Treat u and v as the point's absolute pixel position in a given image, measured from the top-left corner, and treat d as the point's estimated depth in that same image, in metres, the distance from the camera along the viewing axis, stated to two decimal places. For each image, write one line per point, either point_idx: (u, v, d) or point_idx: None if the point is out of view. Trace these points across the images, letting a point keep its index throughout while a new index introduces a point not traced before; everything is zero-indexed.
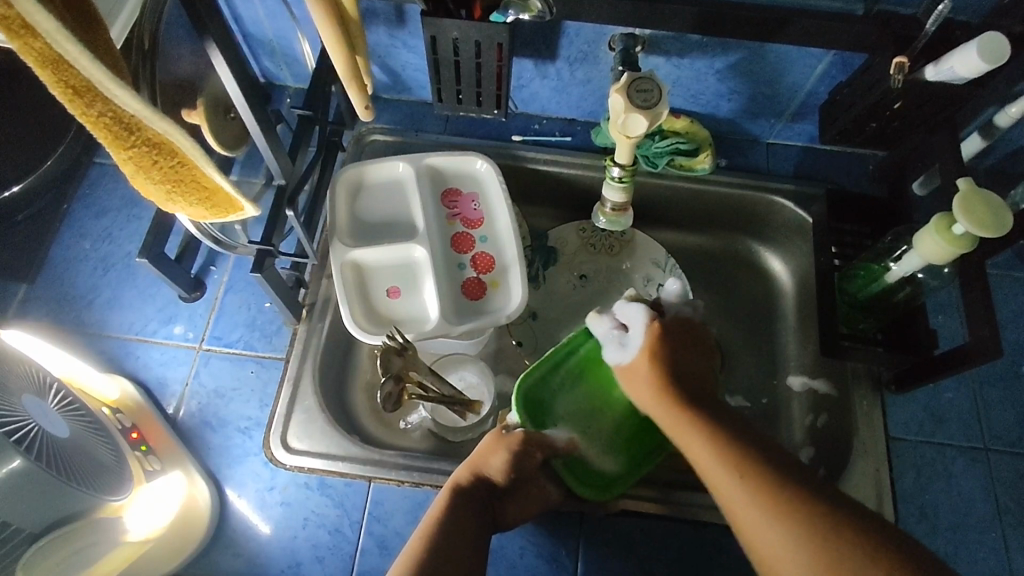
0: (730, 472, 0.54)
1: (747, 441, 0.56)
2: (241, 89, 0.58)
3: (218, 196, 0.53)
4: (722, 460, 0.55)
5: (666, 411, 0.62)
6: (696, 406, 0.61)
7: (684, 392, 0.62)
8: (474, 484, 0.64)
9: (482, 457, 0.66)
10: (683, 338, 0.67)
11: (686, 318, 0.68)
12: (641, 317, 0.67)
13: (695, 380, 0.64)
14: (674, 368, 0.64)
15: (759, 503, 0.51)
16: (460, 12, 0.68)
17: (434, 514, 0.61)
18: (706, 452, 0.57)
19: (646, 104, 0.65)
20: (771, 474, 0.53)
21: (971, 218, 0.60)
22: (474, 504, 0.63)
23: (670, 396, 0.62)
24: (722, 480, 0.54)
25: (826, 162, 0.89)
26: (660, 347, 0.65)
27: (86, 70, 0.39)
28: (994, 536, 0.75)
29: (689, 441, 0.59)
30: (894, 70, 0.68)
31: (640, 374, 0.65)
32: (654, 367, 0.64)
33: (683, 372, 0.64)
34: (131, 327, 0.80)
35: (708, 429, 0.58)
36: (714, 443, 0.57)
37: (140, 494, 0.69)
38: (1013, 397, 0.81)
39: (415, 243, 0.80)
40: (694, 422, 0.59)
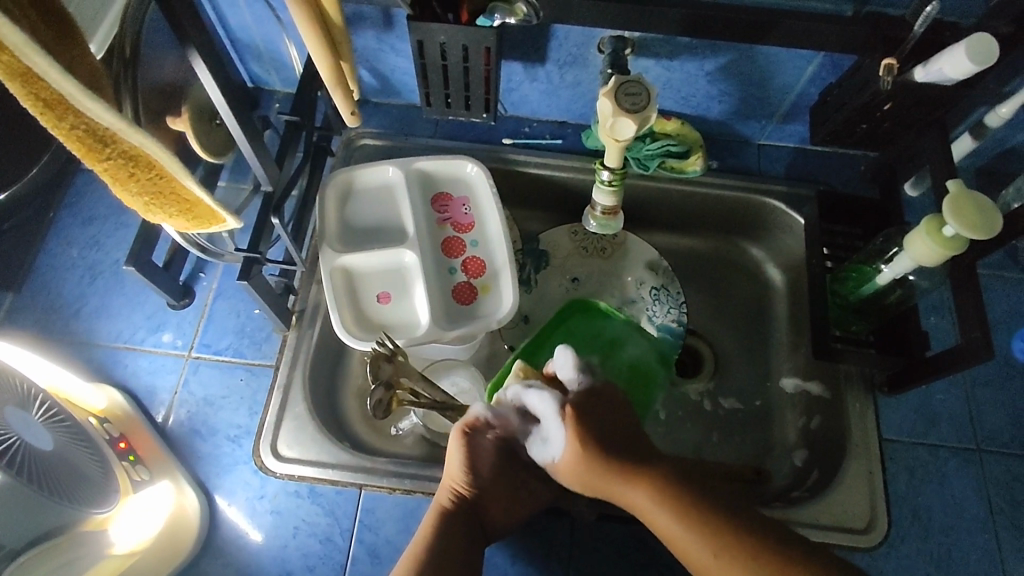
0: (712, 549, 0.51)
1: (720, 506, 0.53)
2: (225, 96, 0.58)
3: (199, 207, 0.54)
4: (699, 535, 0.51)
5: (613, 485, 0.57)
6: (642, 473, 0.56)
7: (629, 462, 0.57)
8: (454, 501, 0.63)
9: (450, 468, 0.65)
10: (603, 402, 0.61)
11: (594, 385, 0.62)
12: (547, 403, 0.61)
13: (634, 441, 0.59)
14: (601, 440, 0.58)
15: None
16: (446, 16, 0.68)
17: (422, 536, 0.60)
18: (678, 528, 0.53)
19: (635, 107, 0.65)
20: (753, 550, 0.50)
21: (960, 220, 0.60)
22: (458, 519, 0.62)
23: (614, 472, 0.57)
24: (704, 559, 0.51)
25: (817, 163, 0.89)
26: (582, 428, 0.58)
27: (57, 84, 0.39)
28: (987, 537, 0.75)
29: (653, 516, 0.55)
30: (883, 72, 0.68)
31: (572, 459, 0.59)
32: (587, 448, 0.58)
33: (617, 440, 0.58)
34: (119, 335, 0.80)
35: (671, 501, 0.54)
36: (683, 520, 0.52)
37: (127, 504, 0.68)
38: (1005, 397, 0.80)
39: (405, 248, 0.79)
40: (653, 497, 0.55)
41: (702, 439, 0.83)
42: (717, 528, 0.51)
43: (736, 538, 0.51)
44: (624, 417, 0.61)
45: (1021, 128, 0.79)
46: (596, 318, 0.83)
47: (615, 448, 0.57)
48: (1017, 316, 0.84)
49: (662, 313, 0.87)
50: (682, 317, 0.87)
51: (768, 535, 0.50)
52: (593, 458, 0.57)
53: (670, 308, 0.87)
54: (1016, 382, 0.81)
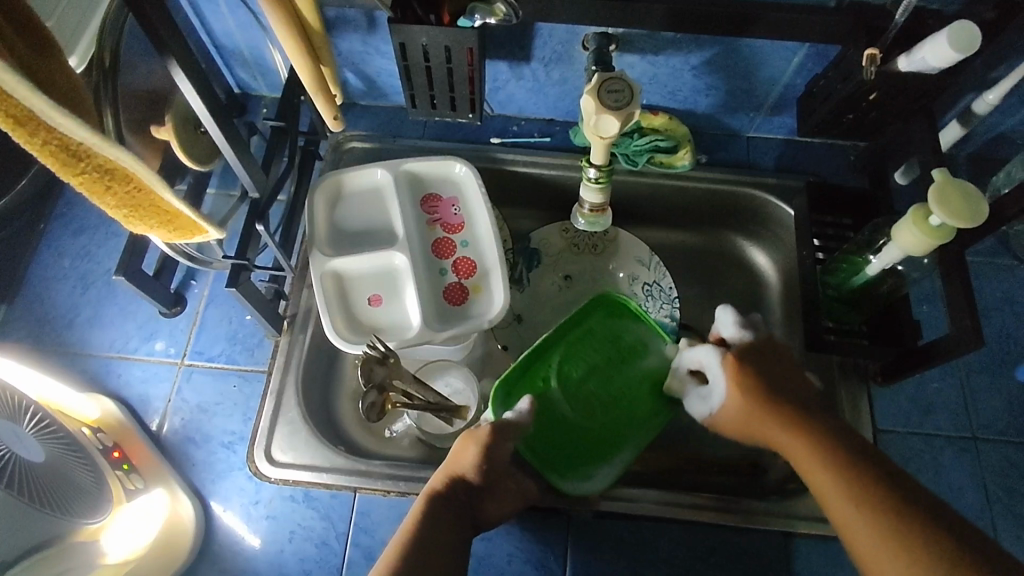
0: (850, 497, 0.51)
1: (878, 478, 0.52)
2: (207, 105, 0.58)
3: (180, 218, 0.54)
4: (839, 480, 0.52)
5: (772, 435, 0.58)
6: (809, 424, 0.57)
7: (792, 415, 0.57)
8: (450, 487, 0.62)
9: (455, 456, 0.63)
10: (777, 357, 0.62)
11: (763, 338, 0.63)
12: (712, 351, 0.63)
13: (803, 398, 0.59)
14: (765, 389, 0.59)
15: (875, 533, 0.49)
16: (429, 17, 0.68)
17: (410, 521, 0.59)
18: (823, 476, 0.53)
19: (618, 104, 0.65)
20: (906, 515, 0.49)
21: (945, 208, 0.60)
22: (450, 506, 0.61)
23: (778, 424, 0.57)
24: (841, 505, 0.52)
25: (806, 154, 0.89)
26: (748, 376, 0.60)
27: (26, 100, 0.39)
28: (984, 525, 0.74)
29: (800, 462, 0.56)
30: (866, 62, 0.67)
31: (734, 404, 0.61)
32: (754, 400, 0.59)
33: (786, 395, 0.59)
34: (112, 345, 0.80)
35: (825, 454, 0.54)
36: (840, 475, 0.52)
37: (120, 512, 0.69)
38: (1000, 385, 0.80)
39: (395, 251, 0.79)
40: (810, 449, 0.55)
41: None
42: (860, 481, 0.52)
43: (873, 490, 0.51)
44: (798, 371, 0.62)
45: (1009, 114, 0.78)
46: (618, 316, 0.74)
47: (781, 401, 0.58)
48: (1010, 302, 0.83)
49: (655, 309, 0.88)
50: (674, 312, 0.87)
51: (901, 496, 0.50)
52: (755, 407, 0.59)
53: (662, 304, 0.88)
54: (1012, 370, 0.81)
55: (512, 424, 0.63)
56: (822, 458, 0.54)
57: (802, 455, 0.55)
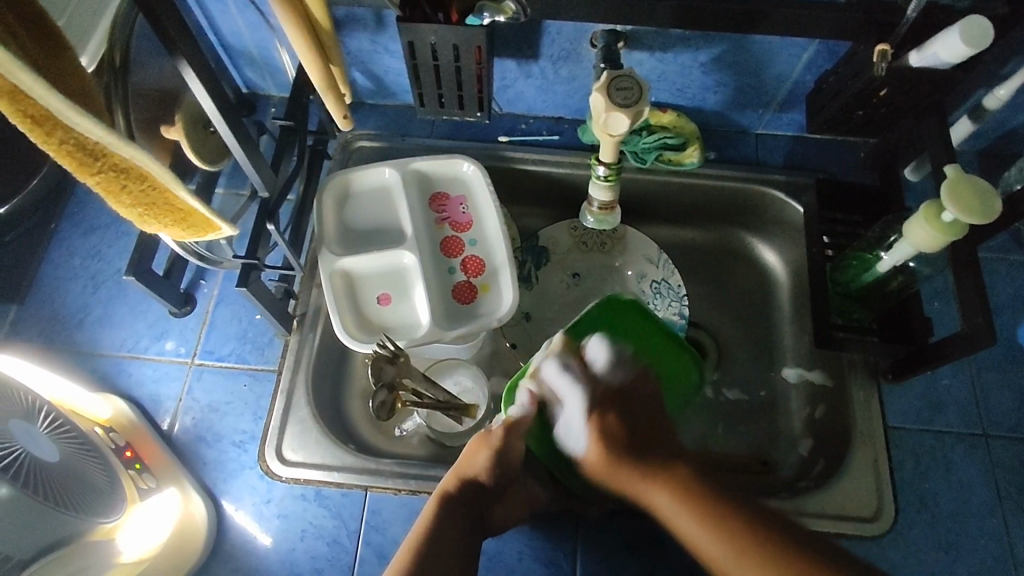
0: (717, 538, 0.54)
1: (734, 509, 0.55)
2: (216, 104, 0.58)
3: (193, 216, 0.55)
4: (700, 520, 0.55)
5: (631, 484, 0.60)
6: (665, 464, 0.60)
7: (646, 463, 0.60)
8: (461, 489, 0.63)
9: (466, 459, 0.64)
10: (629, 403, 0.65)
11: (622, 384, 0.67)
12: (576, 398, 0.65)
13: (659, 439, 0.63)
14: (620, 441, 0.62)
15: (745, 566, 0.52)
16: (437, 15, 0.68)
17: (422, 521, 0.60)
18: (689, 523, 0.56)
19: (627, 102, 0.65)
20: (762, 542, 0.53)
21: (957, 204, 0.59)
22: (461, 507, 0.62)
23: (634, 472, 0.60)
24: (700, 541, 0.55)
25: (816, 150, 0.89)
26: (608, 428, 0.63)
27: (42, 99, 0.39)
28: (995, 523, 0.74)
29: (661, 509, 0.58)
30: (877, 58, 0.67)
31: (595, 454, 0.62)
32: (608, 452, 0.61)
33: (640, 440, 0.62)
34: (123, 344, 0.80)
35: (683, 498, 0.57)
36: (696, 514, 0.56)
37: (134, 512, 0.69)
38: (1012, 382, 0.80)
39: (404, 250, 0.79)
40: (668, 495, 0.58)
41: (708, 431, 0.84)
42: (717, 517, 0.55)
43: (734, 527, 0.54)
44: (653, 414, 0.65)
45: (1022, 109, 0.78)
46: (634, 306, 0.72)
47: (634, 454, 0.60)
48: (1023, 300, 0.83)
49: (663, 307, 0.87)
50: (683, 309, 0.87)
51: (757, 523, 0.54)
52: (616, 459, 0.61)
53: (671, 302, 0.87)
54: None
55: (519, 421, 0.64)
56: (682, 501, 0.57)
57: (664, 504, 0.58)
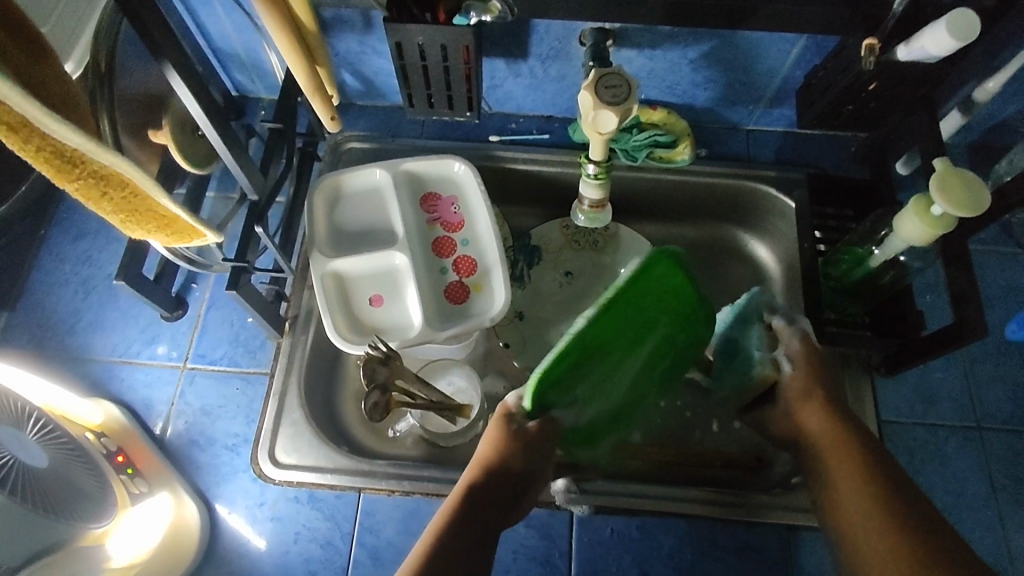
0: (867, 494, 0.57)
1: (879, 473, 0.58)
2: (203, 107, 0.58)
3: (177, 223, 0.55)
4: (849, 465, 0.59)
5: (814, 428, 0.63)
6: (845, 416, 0.63)
7: (833, 404, 0.64)
8: (485, 480, 0.60)
9: (492, 452, 0.61)
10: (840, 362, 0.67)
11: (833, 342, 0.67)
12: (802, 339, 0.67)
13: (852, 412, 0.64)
14: (820, 375, 0.65)
15: (867, 510, 0.56)
16: (424, 16, 0.68)
17: (442, 513, 0.58)
18: (852, 475, 0.59)
19: (616, 100, 0.65)
20: (897, 506, 0.55)
21: (947, 198, 0.59)
22: (481, 501, 0.59)
23: (818, 404, 0.64)
24: (842, 475, 0.59)
25: (806, 146, 0.89)
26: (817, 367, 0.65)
27: (19, 106, 0.38)
28: (990, 516, 0.74)
29: (828, 454, 0.61)
30: (864, 52, 0.67)
31: (796, 385, 0.65)
32: (806, 378, 0.65)
33: (831, 389, 0.65)
34: (115, 349, 0.80)
35: (853, 455, 0.60)
36: (853, 455, 0.60)
37: (125, 517, 0.68)
38: (1004, 374, 0.80)
39: (395, 250, 0.79)
40: (835, 436, 0.62)
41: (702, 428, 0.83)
42: (878, 483, 0.57)
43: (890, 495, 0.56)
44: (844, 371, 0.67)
45: (1011, 101, 0.78)
46: (694, 282, 0.62)
47: (828, 394, 0.64)
48: (1014, 292, 0.83)
49: None
50: None
51: (894, 493, 0.56)
52: (807, 393, 0.65)
53: None
54: (1016, 359, 0.80)
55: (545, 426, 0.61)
56: (853, 457, 0.60)
57: (837, 451, 0.61)
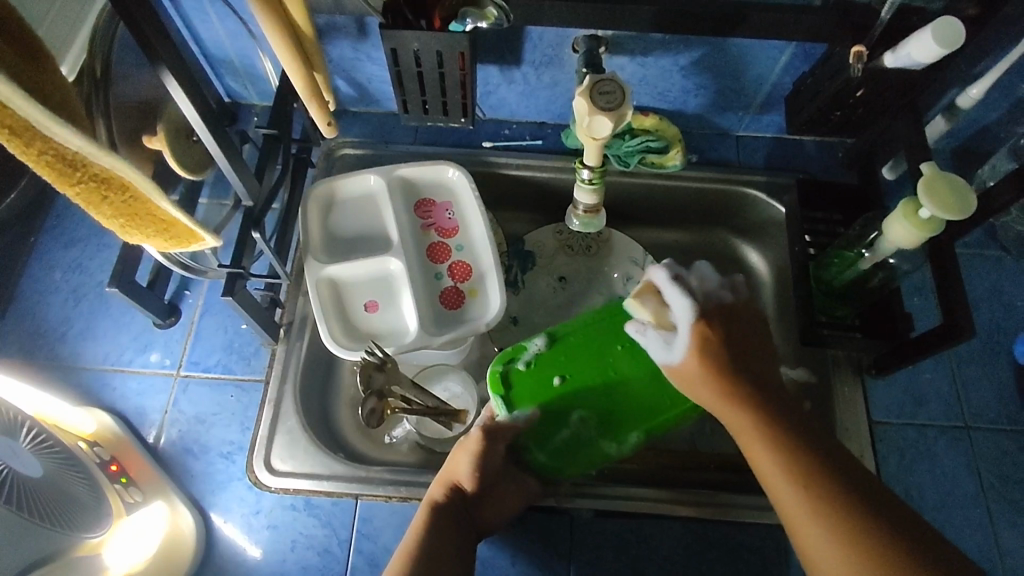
0: (789, 472, 0.54)
1: (810, 459, 0.54)
2: (199, 112, 0.57)
3: (176, 227, 0.55)
4: (775, 451, 0.55)
5: (720, 405, 0.59)
6: (759, 396, 0.58)
7: (744, 384, 0.58)
8: (450, 497, 0.64)
9: (450, 467, 0.66)
10: (736, 318, 0.63)
11: (733, 302, 0.63)
12: (684, 306, 0.62)
13: (763, 377, 0.60)
14: (720, 351, 0.60)
15: (807, 507, 0.52)
16: (420, 23, 0.68)
17: (414, 531, 0.62)
18: (770, 455, 0.55)
19: (610, 105, 0.65)
20: (839, 496, 0.52)
21: (935, 202, 0.60)
22: (451, 516, 0.63)
23: (726, 390, 0.58)
24: (771, 469, 0.55)
25: (795, 152, 0.90)
26: (711, 343, 0.60)
27: (22, 110, 0.38)
28: (979, 514, 0.75)
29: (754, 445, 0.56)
30: (853, 59, 0.68)
31: (691, 369, 0.61)
32: (703, 363, 0.60)
33: (735, 364, 0.59)
34: (106, 358, 0.79)
35: (767, 431, 0.56)
36: (777, 444, 0.55)
37: (119, 527, 0.67)
38: (991, 375, 0.81)
39: (390, 256, 0.79)
40: (755, 421, 0.57)
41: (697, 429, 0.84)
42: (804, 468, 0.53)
43: (814, 471, 0.53)
44: (755, 337, 0.62)
45: (992, 108, 0.80)
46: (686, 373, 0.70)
47: (736, 372, 0.59)
48: (997, 294, 0.85)
49: None
50: None
51: (834, 480, 0.53)
52: (711, 373, 0.59)
53: None
54: (1002, 361, 0.82)
55: (502, 428, 0.67)
56: (773, 440, 0.55)
57: (754, 433, 0.56)
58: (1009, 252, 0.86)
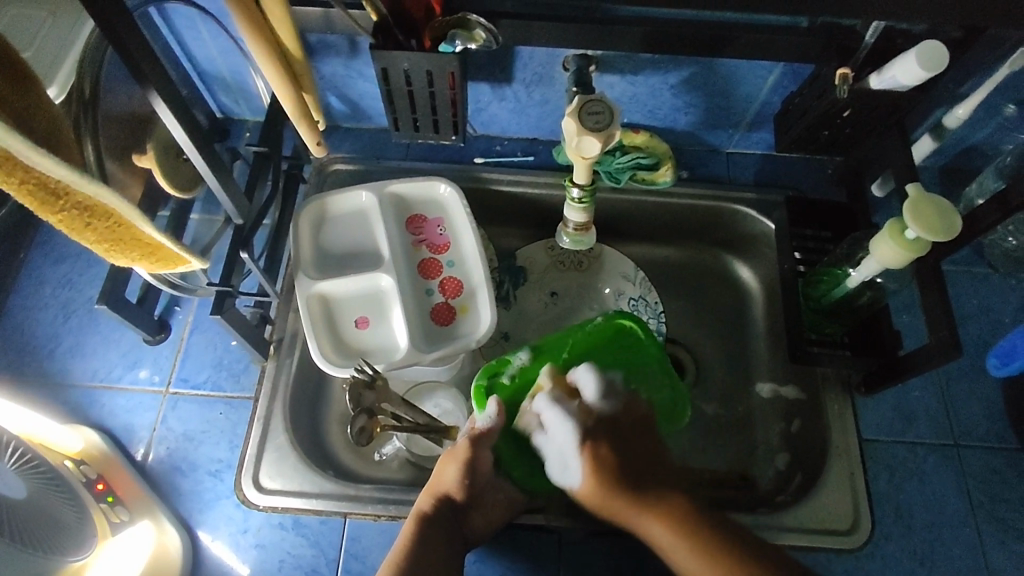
0: (682, 540, 0.57)
1: (727, 549, 0.55)
2: (187, 133, 0.57)
3: (161, 251, 0.55)
4: (686, 547, 0.56)
5: (633, 521, 0.60)
6: (649, 497, 0.59)
7: (642, 497, 0.59)
8: (437, 506, 0.65)
9: (438, 476, 0.66)
10: (620, 429, 0.65)
11: (614, 413, 0.67)
12: (567, 432, 0.64)
13: (652, 474, 0.62)
14: (618, 463, 0.61)
15: None
16: (409, 42, 0.69)
17: (403, 538, 0.62)
18: (694, 565, 0.55)
19: (599, 126, 0.66)
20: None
21: (919, 222, 0.61)
22: (440, 526, 0.63)
23: (626, 502, 0.59)
24: (693, 572, 0.55)
25: (784, 169, 0.91)
26: (606, 462, 0.61)
27: (1, 141, 0.38)
28: (969, 533, 0.75)
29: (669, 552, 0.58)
30: (838, 81, 0.69)
31: (592, 493, 0.61)
32: (605, 479, 0.60)
33: (631, 472, 0.61)
34: (95, 374, 0.79)
35: (683, 535, 0.57)
36: (689, 543, 0.56)
37: (104, 549, 0.67)
38: (979, 392, 0.82)
39: (380, 273, 0.79)
40: (664, 524, 0.58)
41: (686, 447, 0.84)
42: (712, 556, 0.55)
43: (736, 565, 0.54)
44: (650, 445, 0.65)
45: (979, 126, 0.80)
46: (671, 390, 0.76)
47: (635, 483, 0.60)
48: (986, 311, 0.85)
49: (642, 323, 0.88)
50: (659, 326, 0.88)
51: (755, 566, 0.54)
52: (615, 487, 0.60)
53: (650, 317, 0.88)
54: (989, 378, 0.82)
55: (486, 433, 0.67)
56: (684, 541, 0.56)
57: (668, 539, 0.57)
58: (997, 269, 0.87)
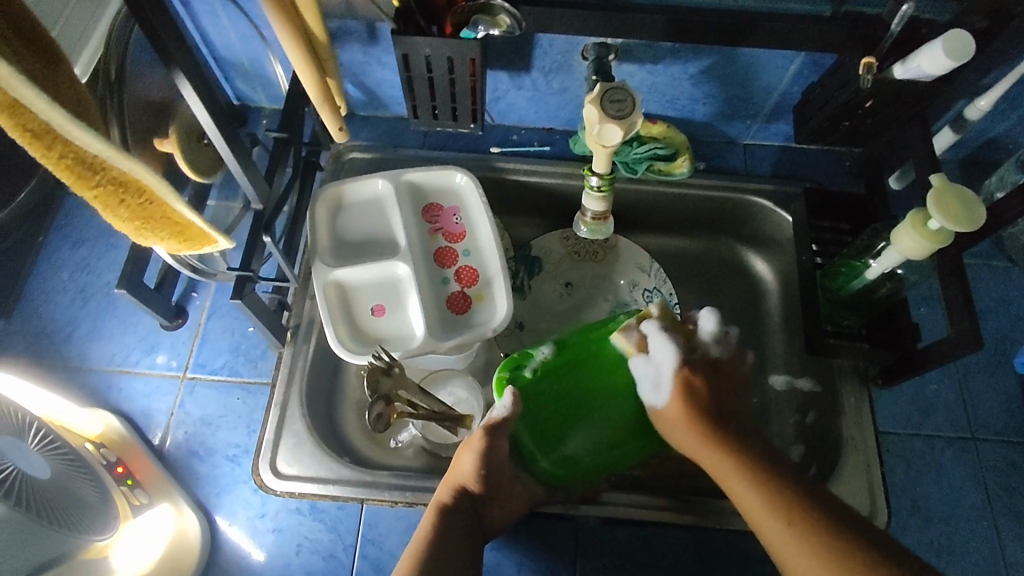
0: (745, 472, 0.62)
1: (785, 488, 0.59)
2: (210, 115, 0.57)
3: (189, 229, 0.55)
4: (749, 480, 0.61)
5: (703, 452, 0.66)
6: (727, 439, 0.65)
7: (723, 435, 0.65)
8: (456, 498, 0.65)
9: (454, 467, 0.67)
10: (723, 371, 0.70)
11: (721, 356, 0.71)
12: (669, 355, 0.70)
13: (736, 417, 0.68)
14: (700, 402, 0.67)
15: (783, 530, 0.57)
16: (431, 28, 0.69)
17: (423, 529, 0.62)
18: (750, 494, 0.60)
19: (620, 114, 0.66)
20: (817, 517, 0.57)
21: (943, 213, 0.61)
22: (459, 516, 0.64)
23: (711, 441, 0.65)
24: (748, 503, 0.60)
25: (802, 161, 0.90)
26: (694, 395, 0.68)
27: (44, 114, 0.39)
28: (986, 525, 0.75)
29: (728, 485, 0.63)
30: (864, 70, 0.68)
31: (672, 414, 0.69)
32: (688, 407, 0.67)
33: (717, 408, 0.67)
34: (113, 359, 0.79)
35: (750, 474, 0.62)
36: (753, 479, 0.61)
37: (127, 528, 0.68)
38: (997, 385, 0.81)
39: (397, 260, 0.79)
40: (734, 461, 0.63)
41: None
42: (773, 489, 0.60)
43: (787, 502, 0.58)
44: (741, 392, 0.71)
45: (1000, 119, 0.80)
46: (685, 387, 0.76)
47: (714, 419, 0.66)
48: (1004, 305, 0.85)
49: None
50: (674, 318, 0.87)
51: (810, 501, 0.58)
52: (695, 420, 0.67)
53: None
54: (1007, 372, 0.82)
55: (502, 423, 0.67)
56: (748, 477, 0.61)
57: (730, 472, 0.63)
58: (1016, 262, 0.86)
